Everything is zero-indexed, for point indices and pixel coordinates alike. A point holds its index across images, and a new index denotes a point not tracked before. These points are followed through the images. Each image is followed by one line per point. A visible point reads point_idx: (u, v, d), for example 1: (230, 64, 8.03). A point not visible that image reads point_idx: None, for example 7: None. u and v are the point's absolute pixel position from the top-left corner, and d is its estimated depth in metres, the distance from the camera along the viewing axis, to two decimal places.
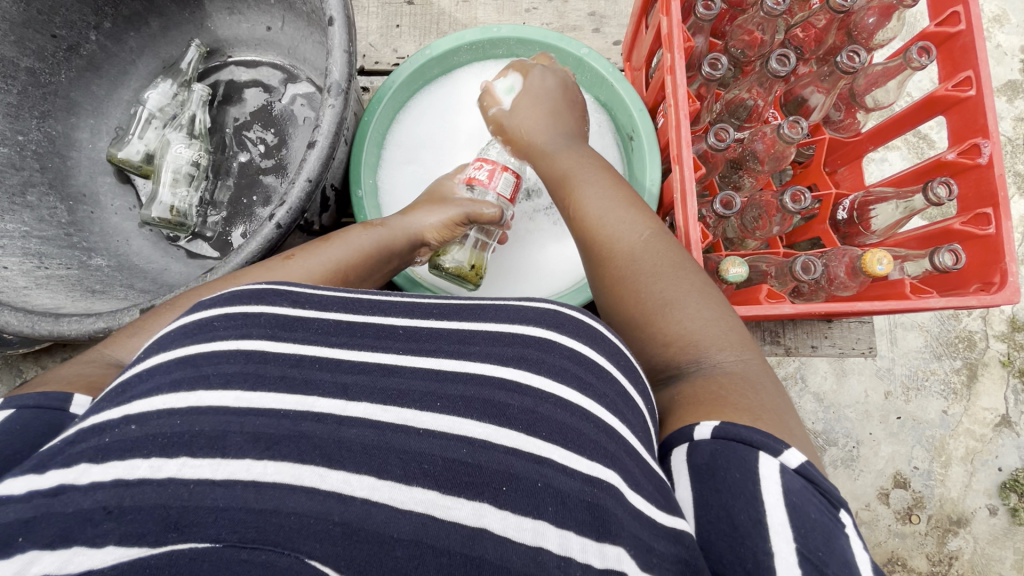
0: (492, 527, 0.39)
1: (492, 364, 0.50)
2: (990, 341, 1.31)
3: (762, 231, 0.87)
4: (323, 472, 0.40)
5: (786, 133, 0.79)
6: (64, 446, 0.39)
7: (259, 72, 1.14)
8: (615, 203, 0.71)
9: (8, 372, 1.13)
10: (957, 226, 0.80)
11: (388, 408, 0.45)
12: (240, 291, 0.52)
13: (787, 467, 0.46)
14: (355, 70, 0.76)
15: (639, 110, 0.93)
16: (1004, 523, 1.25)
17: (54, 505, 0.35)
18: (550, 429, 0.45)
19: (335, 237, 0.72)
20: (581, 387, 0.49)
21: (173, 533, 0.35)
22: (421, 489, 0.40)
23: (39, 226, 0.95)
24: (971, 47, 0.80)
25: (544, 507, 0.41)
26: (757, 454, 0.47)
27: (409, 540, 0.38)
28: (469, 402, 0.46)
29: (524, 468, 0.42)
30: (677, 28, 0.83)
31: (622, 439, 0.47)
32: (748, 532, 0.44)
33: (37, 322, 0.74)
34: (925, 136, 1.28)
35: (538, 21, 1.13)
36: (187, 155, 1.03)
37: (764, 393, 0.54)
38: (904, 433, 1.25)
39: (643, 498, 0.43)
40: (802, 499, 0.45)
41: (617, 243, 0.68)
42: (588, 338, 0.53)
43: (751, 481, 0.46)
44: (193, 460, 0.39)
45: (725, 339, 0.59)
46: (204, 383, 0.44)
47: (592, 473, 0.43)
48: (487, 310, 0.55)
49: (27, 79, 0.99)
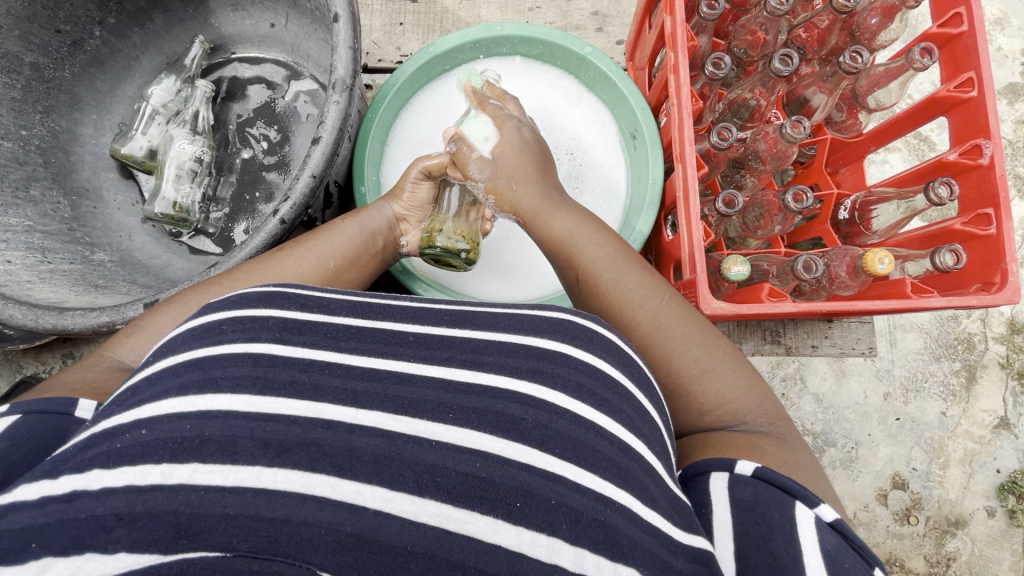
0: (506, 543, 0.39)
1: (507, 376, 0.50)
2: (989, 343, 1.31)
3: (763, 231, 0.87)
4: (334, 481, 0.40)
5: (788, 133, 0.80)
6: (75, 451, 0.40)
7: (262, 69, 1.15)
8: (618, 263, 0.68)
9: (8, 367, 1.13)
10: (958, 227, 0.80)
11: (400, 418, 0.45)
12: (248, 294, 0.52)
13: (822, 520, 0.48)
14: (360, 67, 0.77)
15: (642, 109, 0.93)
16: (1001, 524, 1.26)
17: (67, 512, 0.36)
18: (563, 445, 0.45)
19: (319, 230, 0.73)
20: (596, 404, 0.49)
21: (184, 541, 0.35)
22: (434, 500, 0.40)
23: (42, 220, 0.96)
24: (973, 48, 0.81)
25: (559, 525, 0.41)
26: (794, 502, 0.49)
27: (422, 553, 0.38)
28: (482, 415, 0.46)
29: (537, 484, 0.43)
30: (680, 27, 0.83)
31: (636, 455, 0.47)
32: (785, 565, 0.45)
33: (42, 316, 0.74)
34: (926, 138, 1.28)
35: (542, 20, 1.14)
36: (190, 150, 1.04)
37: (794, 452, 0.56)
38: (903, 434, 1.26)
39: (660, 516, 0.44)
40: (838, 551, 0.46)
41: (638, 312, 0.65)
42: (602, 351, 0.54)
43: (790, 523, 0.48)
44: (204, 466, 0.39)
45: (758, 409, 0.60)
46: (212, 386, 0.44)
47: (605, 492, 0.43)
48: (501, 320, 0.56)
49: (31, 74, 0.99)
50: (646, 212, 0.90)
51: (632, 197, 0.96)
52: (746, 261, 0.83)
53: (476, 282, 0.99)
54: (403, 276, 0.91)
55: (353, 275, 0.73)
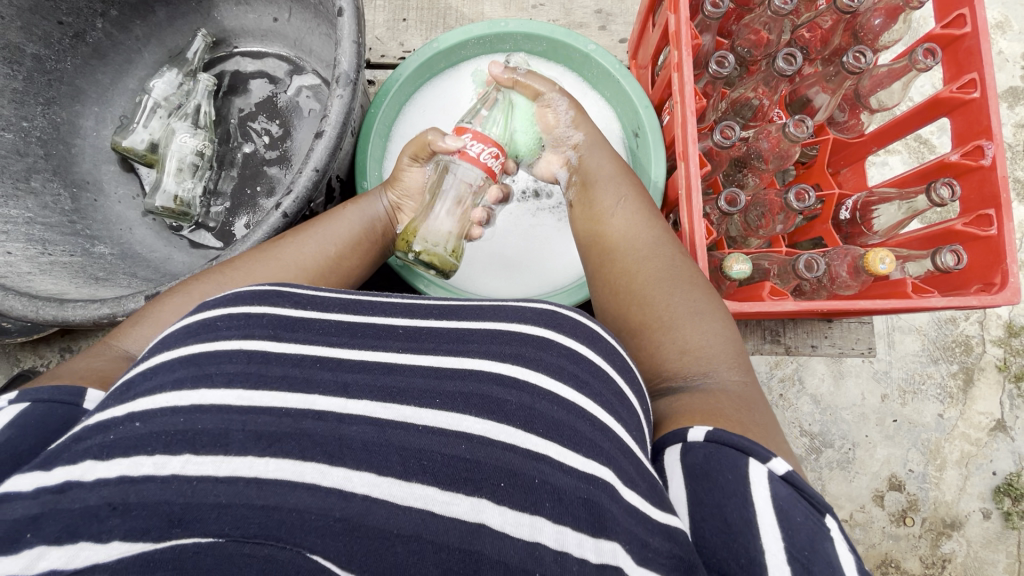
0: (490, 522, 0.39)
1: (490, 359, 0.50)
2: (987, 346, 1.32)
3: (765, 230, 0.88)
4: (324, 468, 0.40)
5: (791, 132, 0.80)
6: (71, 443, 0.40)
7: (264, 63, 1.14)
8: (636, 207, 0.74)
9: (6, 359, 1.13)
10: (959, 227, 0.81)
11: (389, 406, 0.45)
12: (241, 293, 0.52)
13: (774, 474, 0.46)
14: (364, 61, 0.76)
15: (645, 107, 0.94)
16: (996, 526, 1.26)
17: (61, 502, 0.36)
18: (546, 425, 0.45)
19: (316, 219, 0.73)
20: (577, 386, 0.49)
21: (178, 529, 0.35)
22: (421, 485, 0.40)
23: (42, 212, 0.95)
24: (976, 50, 0.81)
25: (542, 501, 0.41)
26: (746, 460, 0.47)
27: (408, 536, 0.38)
28: (467, 398, 0.47)
29: (522, 463, 0.43)
30: (685, 26, 0.83)
31: (615, 436, 0.47)
32: (738, 531, 0.44)
33: (42, 307, 0.74)
34: (926, 140, 1.29)
35: (544, 17, 1.14)
36: (191, 144, 1.03)
37: (755, 411, 0.55)
38: (899, 436, 1.26)
39: (638, 495, 0.44)
40: (789, 504, 0.45)
41: (642, 257, 0.70)
42: (585, 339, 0.54)
43: (742, 483, 0.46)
44: (197, 457, 0.39)
45: (729, 360, 0.60)
46: (207, 381, 0.44)
47: (588, 470, 0.43)
48: (483, 309, 0.57)
49: (33, 65, 0.99)
50: None
51: None
52: (748, 260, 0.83)
53: (474, 277, 0.99)
54: (403, 269, 0.91)
55: (353, 264, 0.73)
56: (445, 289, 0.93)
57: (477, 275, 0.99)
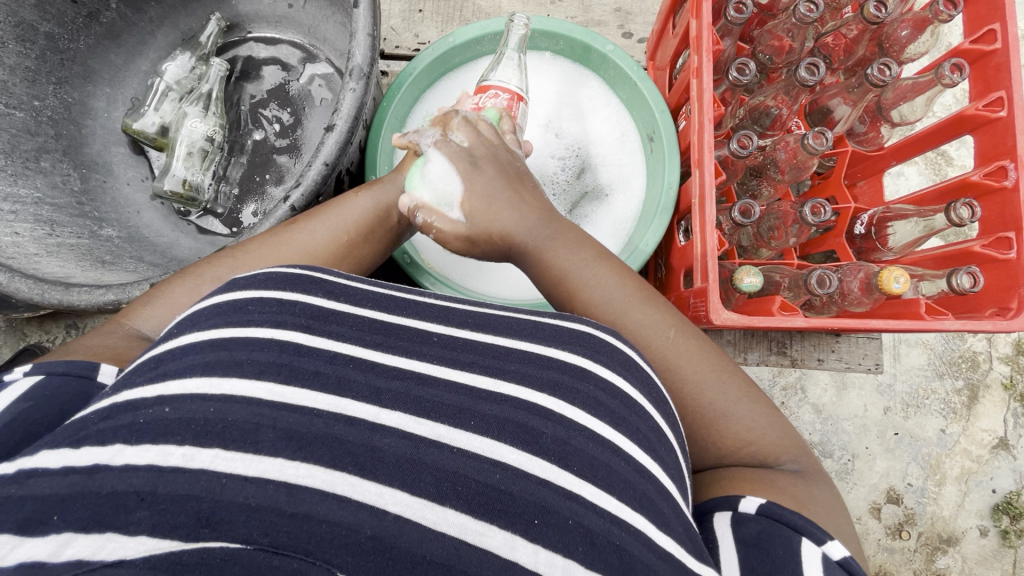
0: (523, 561, 0.39)
1: (527, 387, 0.50)
2: (993, 363, 1.30)
3: (778, 241, 0.87)
4: (355, 481, 0.40)
5: (809, 143, 0.78)
6: (98, 419, 0.39)
7: (278, 50, 1.13)
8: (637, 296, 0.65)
9: (12, 334, 1.13)
10: (977, 249, 0.79)
11: (423, 421, 0.45)
12: (274, 274, 0.52)
13: (830, 559, 0.49)
14: (378, 54, 0.75)
15: (661, 111, 0.92)
16: (993, 544, 1.26)
17: (90, 485, 0.35)
18: (580, 464, 0.45)
19: (332, 205, 0.69)
20: (614, 423, 0.49)
21: (205, 529, 0.34)
22: (454, 511, 0.40)
23: (51, 192, 0.95)
24: (1005, 66, 0.79)
25: (575, 546, 0.40)
26: (798, 538, 0.50)
27: (440, 564, 0.37)
28: (503, 424, 0.46)
29: (555, 501, 0.42)
30: (707, 31, 0.81)
31: (653, 477, 0.47)
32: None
33: (48, 291, 0.73)
34: (944, 153, 1.27)
35: (563, 14, 1.11)
36: (201, 129, 1.04)
37: (810, 487, 0.57)
38: (900, 449, 1.25)
39: (673, 541, 0.44)
40: None
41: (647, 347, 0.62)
42: (622, 367, 0.53)
43: (792, 559, 0.49)
44: (226, 452, 0.38)
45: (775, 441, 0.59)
46: (237, 369, 0.44)
47: (621, 515, 0.43)
48: (524, 327, 0.55)
49: (45, 44, 0.98)
50: (659, 216, 0.88)
51: (647, 199, 0.96)
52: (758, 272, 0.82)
53: (473, 278, 0.98)
54: (409, 267, 0.90)
55: (366, 253, 0.69)
56: (449, 287, 0.91)
57: (479, 275, 0.98)
